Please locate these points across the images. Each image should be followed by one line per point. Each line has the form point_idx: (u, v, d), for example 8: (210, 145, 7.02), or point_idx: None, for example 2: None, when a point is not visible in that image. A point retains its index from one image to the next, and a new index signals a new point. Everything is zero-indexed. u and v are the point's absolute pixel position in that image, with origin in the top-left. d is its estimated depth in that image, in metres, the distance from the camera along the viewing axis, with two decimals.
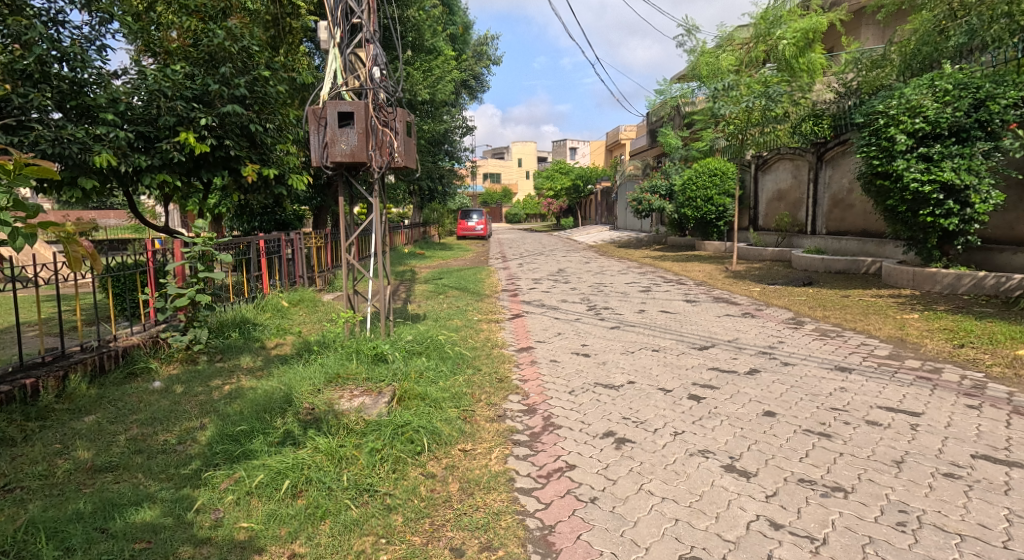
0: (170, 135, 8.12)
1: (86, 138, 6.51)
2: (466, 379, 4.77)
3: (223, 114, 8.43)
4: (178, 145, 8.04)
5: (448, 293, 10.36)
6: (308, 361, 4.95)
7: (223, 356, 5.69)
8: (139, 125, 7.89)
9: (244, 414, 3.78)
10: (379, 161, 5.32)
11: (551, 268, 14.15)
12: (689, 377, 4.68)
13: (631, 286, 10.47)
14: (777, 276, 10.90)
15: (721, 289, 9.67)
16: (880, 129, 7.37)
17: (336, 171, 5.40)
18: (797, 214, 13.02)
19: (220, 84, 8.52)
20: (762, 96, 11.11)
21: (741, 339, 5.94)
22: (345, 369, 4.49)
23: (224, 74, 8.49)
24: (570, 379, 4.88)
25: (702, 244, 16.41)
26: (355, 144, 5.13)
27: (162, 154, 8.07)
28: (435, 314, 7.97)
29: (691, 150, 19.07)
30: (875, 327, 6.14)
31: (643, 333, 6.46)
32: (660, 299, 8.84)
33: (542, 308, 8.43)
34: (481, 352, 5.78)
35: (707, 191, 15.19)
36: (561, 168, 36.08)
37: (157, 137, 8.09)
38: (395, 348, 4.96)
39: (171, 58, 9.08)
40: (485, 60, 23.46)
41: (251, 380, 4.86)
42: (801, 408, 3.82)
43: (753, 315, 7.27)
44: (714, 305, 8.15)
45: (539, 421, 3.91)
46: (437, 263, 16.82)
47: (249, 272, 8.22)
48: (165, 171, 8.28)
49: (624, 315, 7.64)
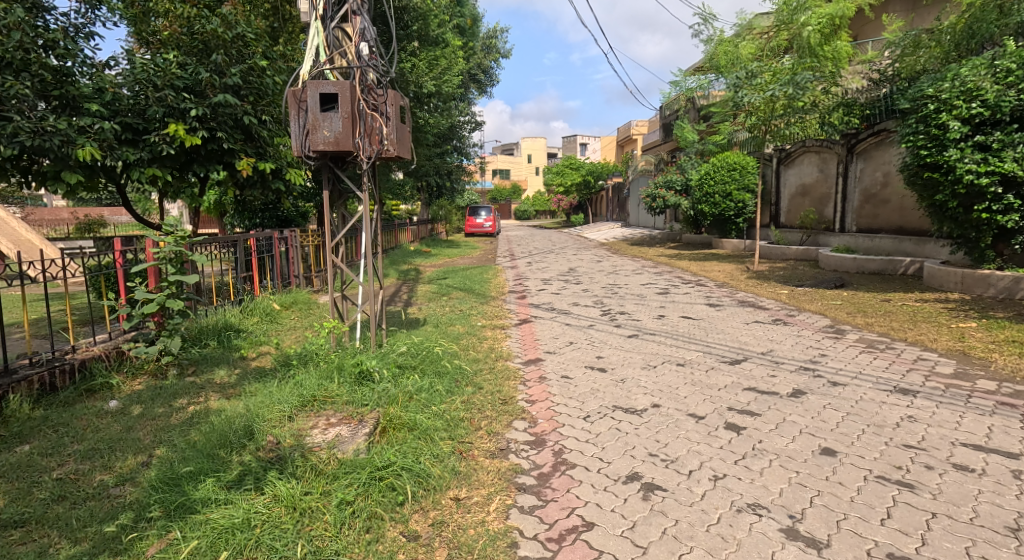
0: (160, 127, 7.57)
1: (68, 130, 6.41)
2: (465, 401, 4.15)
3: (215, 104, 7.85)
4: (168, 137, 7.44)
5: (452, 294, 9.76)
6: (285, 379, 4.36)
7: (196, 369, 5.09)
8: (126, 116, 7.28)
9: (197, 447, 3.15)
10: (367, 151, 4.70)
11: (562, 267, 13.53)
12: (724, 401, 4.01)
13: (647, 287, 9.81)
14: (804, 276, 10.18)
15: (745, 292, 8.97)
16: (929, 115, 6.70)
17: (320, 162, 4.78)
18: (824, 211, 12.28)
19: (214, 73, 8.02)
20: (789, 84, 10.31)
21: (777, 351, 5.27)
22: (324, 391, 3.87)
23: (218, 62, 8.00)
24: (584, 401, 4.23)
25: (720, 242, 15.69)
26: (340, 131, 4.51)
27: (151, 147, 7.47)
28: (436, 319, 7.36)
29: (708, 145, 18.32)
30: (930, 338, 5.45)
31: (665, 343, 5.82)
32: (679, 303, 8.17)
33: (552, 312, 7.80)
34: (484, 365, 5.15)
35: (725, 186, 14.47)
36: (571, 164, 35.40)
37: (146, 130, 7.50)
38: (385, 364, 4.36)
39: (164, 47, 8.55)
40: (494, 53, 22.87)
41: (220, 400, 4.27)
42: (867, 445, 3.15)
43: (785, 322, 6.59)
44: (741, 310, 7.47)
45: (548, 457, 3.26)
46: (443, 262, 16.24)
47: (237, 273, 7.65)
48: (156, 166, 7.65)
49: (641, 321, 6.99)
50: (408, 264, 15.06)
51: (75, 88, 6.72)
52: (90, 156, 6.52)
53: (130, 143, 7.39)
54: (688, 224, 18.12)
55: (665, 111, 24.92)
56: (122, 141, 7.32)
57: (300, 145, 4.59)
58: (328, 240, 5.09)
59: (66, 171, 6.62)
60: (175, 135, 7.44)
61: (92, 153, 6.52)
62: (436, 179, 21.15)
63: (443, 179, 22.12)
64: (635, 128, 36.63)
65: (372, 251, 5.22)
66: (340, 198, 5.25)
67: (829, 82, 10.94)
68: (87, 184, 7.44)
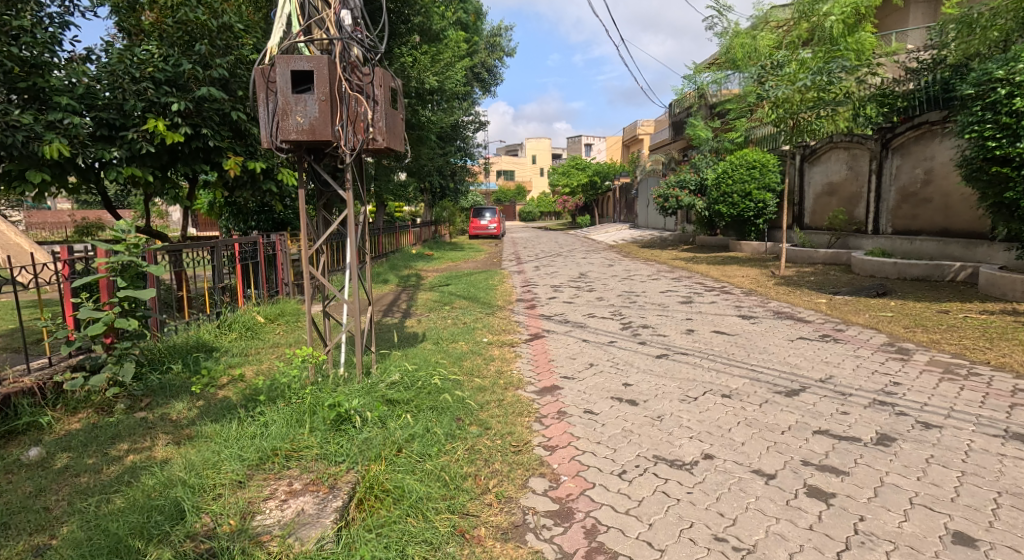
0: (140, 124, 6.78)
1: (33, 126, 5.73)
2: (468, 451, 3.34)
3: (199, 98, 7.10)
4: (148, 134, 6.69)
5: (454, 303, 8.97)
6: (249, 418, 3.56)
7: (150, 402, 4.31)
8: (101, 111, 6.52)
9: (108, 528, 2.39)
10: (351, 140, 3.93)
11: (573, 272, 12.75)
12: (794, 450, 3.19)
13: (668, 295, 9.00)
14: (838, 282, 9.35)
15: (778, 300, 8.14)
16: (1000, 101, 5.86)
17: (294, 154, 3.99)
18: (854, 211, 11.40)
19: (197, 64, 7.25)
20: (823, 72, 9.64)
21: (839, 378, 4.45)
22: (290, 439, 3.07)
23: (201, 53, 7.21)
24: (616, 449, 3.41)
25: (737, 245, 14.87)
26: (316, 117, 3.72)
27: (130, 144, 6.70)
28: (436, 335, 6.56)
29: (723, 142, 17.48)
30: (1016, 361, 4.62)
31: (702, 367, 4.99)
32: (707, 315, 7.35)
33: (567, 325, 6.99)
34: (491, 397, 4.35)
35: (745, 185, 13.65)
36: (577, 164, 34.61)
37: (124, 126, 6.74)
38: (370, 402, 3.57)
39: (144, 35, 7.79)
40: (498, 52, 22.13)
41: (168, 444, 3.47)
42: (1012, 528, 2.39)
43: (834, 339, 5.77)
44: (780, 323, 6.63)
45: (579, 541, 2.51)
46: (446, 266, 15.46)
47: (214, 282, 6.91)
48: (135, 165, 6.86)
49: (669, 337, 6.17)
50: (409, 269, 14.29)
51: (45, 79, 6.04)
52: (59, 153, 5.85)
53: (106, 140, 6.64)
54: (702, 225, 17.28)
55: (676, 108, 24.06)
56: (96, 138, 6.57)
57: (268, 132, 3.80)
58: (304, 248, 4.26)
59: (30, 169, 5.97)
60: (155, 131, 6.68)
61: (61, 151, 5.84)
62: (438, 180, 20.40)
63: (446, 180, 21.38)
64: (642, 128, 35.82)
65: (360, 261, 4.40)
66: (322, 198, 4.44)
67: (864, 73, 10.15)
68: (63, 183, 6.74)
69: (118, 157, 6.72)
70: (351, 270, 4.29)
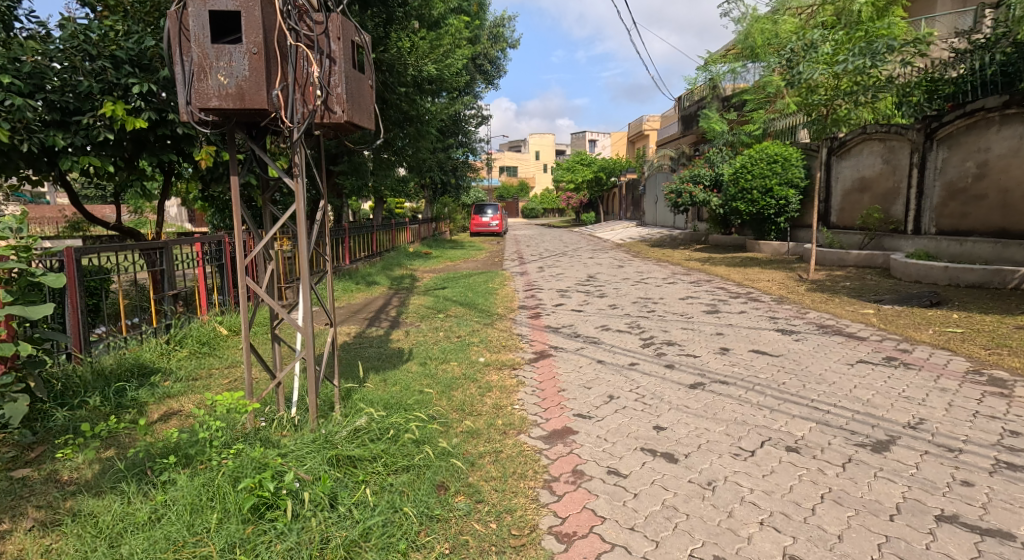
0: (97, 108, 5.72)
1: None
2: (450, 550, 2.41)
3: (165, 80, 6.12)
4: (106, 119, 5.64)
5: (450, 310, 8.02)
6: (150, 491, 2.59)
7: (42, 452, 3.31)
8: (54, 94, 5.45)
9: None
10: (298, 110, 2.94)
11: (580, 274, 11.79)
12: (922, 556, 2.24)
13: (690, 303, 8.01)
14: (879, 289, 8.37)
15: (818, 311, 7.14)
16: None
17: (222, 129, 2.99)
18: (891, 209, 10.38)
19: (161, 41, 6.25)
20: (865, 54, 8.72)
21: (933, 423, 3.47)
22: (182, 544, 2.26)
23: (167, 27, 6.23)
24: (659, 541, 2.44)
25: (756, 245, 13.87)
26: (246, 76, 2.73)
27: (86, 131, 5.68)
28: (424, 353, 5.59)
29: (738, 135, 16.46)
30: None
31: (748, 401, 3.99)
32: (739, 328, 6.35)
33: (578, 341, 6.01)
34: (486, 449, 3.37)
35: (766, 180, 12.72)
36: (582, 159, 33.57)
37: (80, 110, 5.67)
38: (317, 474, 2.65)
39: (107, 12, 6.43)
40: (501, 43, 21.07)
41: (31, 528, 2.47)
42: None
43: (904, 362, 4.78)
44: (830, 340, 5.64)
45: None
46: (445, 265, 14.52)
47: (162, 290, 5.87)
48: (94, 154, 5.82)
49: (701, 359, 5.17)
50: (403, 269, 13.32)
51: None
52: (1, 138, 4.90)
53: (56, 125, 5.57)
54: (716, 224, 16.29)
55: (688, 101, 22.96)
56: (47, 124, 5.55)
57: (183, 98, 2.79)
58: (239, 255, 3.26)
59: None
60: (113, 116, 5.62)
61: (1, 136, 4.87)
62: (438, 175, 19.41)
63: (447, 175, 20.43)
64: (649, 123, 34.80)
65: (312, 273, 3.32)
66: (268, 188, 3.46)
67: (912, 55, 9.15)
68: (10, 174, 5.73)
69: (72, 145, 5.69)
70: (300, 285, 3.23)
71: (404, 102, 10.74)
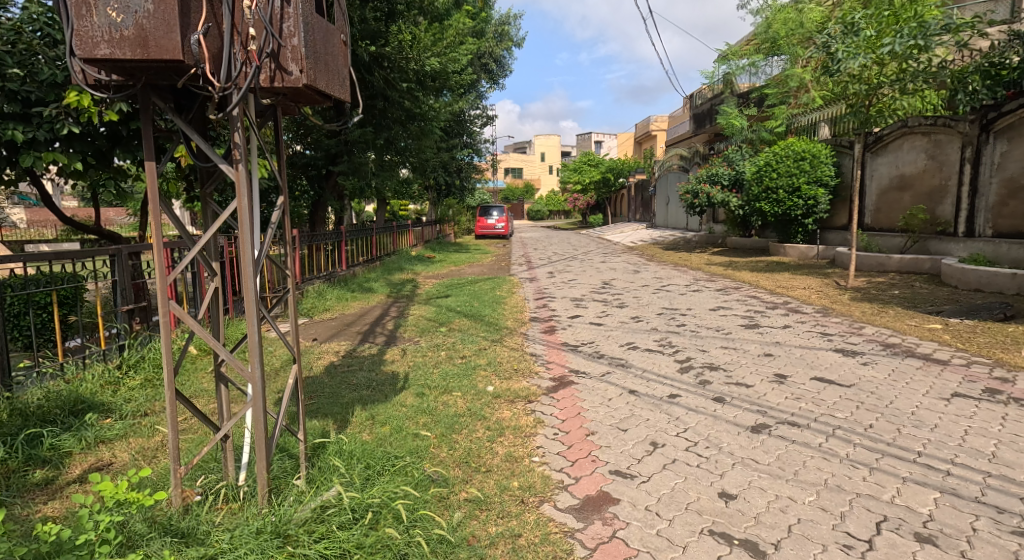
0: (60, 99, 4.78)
1: None
2: None
3: None
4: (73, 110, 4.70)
5: (452, 323, 7.16)
6: None
7: None
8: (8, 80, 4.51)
9: None
10: (234, 70, 2.08)
11: (595, 280, 10.92)
12: None
13: (724, 316, 7.08)
14: (934, 298, 7.48)
15: (873, 325, 6.25)
16: None
17: (130, 95, 2.12)
18: (937, 208, 9.46)
19: None
20: (915, 35, 7.68)
21: None
22: None
23: None
24: None
25: (780, 247, 12.94)
26: (148, 11, 1.85)
27: (50, 124, 4.75)
28: (422, 380, 4.73)
29: (759, 132, 15.48)
30: None
31: (835, 455, 3.10)
32: (790, 348, 5.44)
33: (603, 364, 5.10)
34: (498, 533, 2.50)
35: (792, 179, 11.81)
36: (589, 160, 32.62)
37: (44, 101, 4.75)
38: None
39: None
40: (507, 41, 20.26)
41: None
42: None
43: (1009, 395, 3.90)
44: (903, 363, 4.75)
45: None
46: (447, 270, 13.68)
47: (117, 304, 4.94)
48: (64, 150, 4.93)
49: (754, 390, 4.27)
50: (404, 274, 12.47)
51: None
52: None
53: (17, 119, 4.68)
54: (735, 225, 15.37)
55: (700, 99, 22.07)
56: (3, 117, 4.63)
57: (66, 47, 1.94)
58: (161, 272, 2.37)
59: None
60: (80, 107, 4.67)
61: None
62: (443, 176, 18.58)
63: (453, 176, 19.54)
64: (658, 123, 33.92)
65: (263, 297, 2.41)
66: (209, 179, 2.63)
67: (968, 38, 8.19)
68: None
69: (34, 141, 4.76)
70: (247, 314, 2.32)
71: (404, 97, 9.86)
